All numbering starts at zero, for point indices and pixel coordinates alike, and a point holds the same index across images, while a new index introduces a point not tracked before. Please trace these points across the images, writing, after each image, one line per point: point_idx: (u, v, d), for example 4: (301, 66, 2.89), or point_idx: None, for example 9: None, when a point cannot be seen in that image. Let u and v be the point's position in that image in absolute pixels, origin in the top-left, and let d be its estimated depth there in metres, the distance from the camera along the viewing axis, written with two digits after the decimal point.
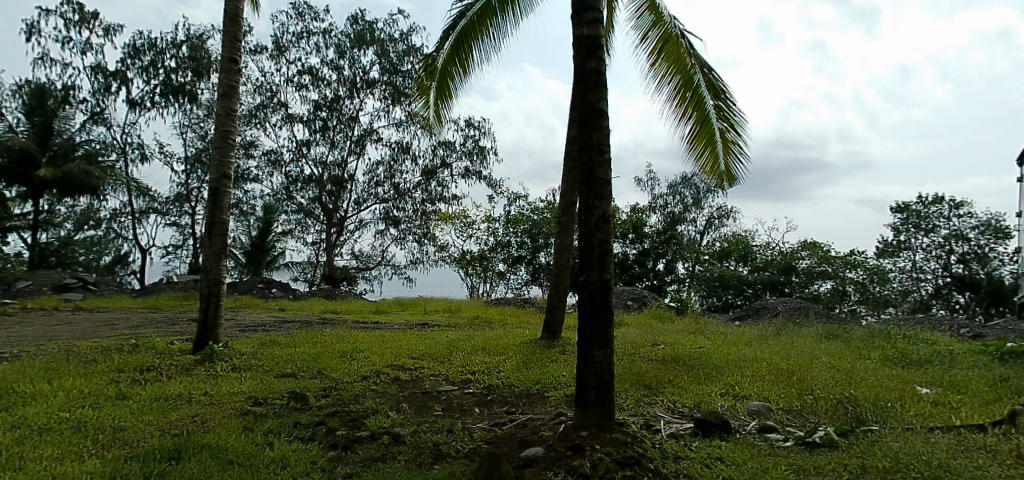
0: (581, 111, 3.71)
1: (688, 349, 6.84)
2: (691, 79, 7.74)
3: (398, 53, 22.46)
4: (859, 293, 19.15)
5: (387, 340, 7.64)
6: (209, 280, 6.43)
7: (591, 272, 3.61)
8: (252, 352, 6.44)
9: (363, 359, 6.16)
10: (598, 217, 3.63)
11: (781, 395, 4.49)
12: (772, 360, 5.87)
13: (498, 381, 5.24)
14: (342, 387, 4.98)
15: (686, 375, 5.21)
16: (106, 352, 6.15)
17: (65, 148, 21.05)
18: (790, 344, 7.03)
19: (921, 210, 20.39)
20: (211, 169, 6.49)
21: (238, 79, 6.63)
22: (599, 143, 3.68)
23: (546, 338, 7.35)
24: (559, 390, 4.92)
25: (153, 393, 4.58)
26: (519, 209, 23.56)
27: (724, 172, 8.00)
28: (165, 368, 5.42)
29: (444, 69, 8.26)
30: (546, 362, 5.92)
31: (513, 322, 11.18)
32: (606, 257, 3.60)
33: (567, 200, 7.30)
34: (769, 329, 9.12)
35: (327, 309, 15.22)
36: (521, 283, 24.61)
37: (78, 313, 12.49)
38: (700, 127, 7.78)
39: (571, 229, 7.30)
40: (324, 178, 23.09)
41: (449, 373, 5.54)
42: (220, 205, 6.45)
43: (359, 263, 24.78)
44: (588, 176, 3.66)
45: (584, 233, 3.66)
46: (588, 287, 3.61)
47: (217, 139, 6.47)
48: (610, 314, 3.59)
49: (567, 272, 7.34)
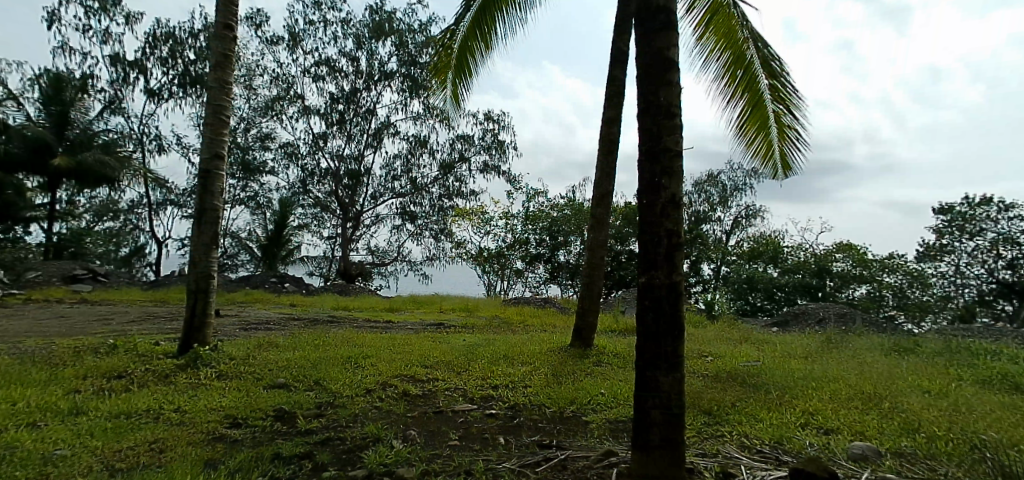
0: (645, 63, 2.87)
1: (742, 363, 5.92)
2: (742, 56, 6.74)
3: (417, 45, 21.70)
4: (897, 299, 17.95)
5: (397, 343, 6.85)
6: (197, 274, 5.66)
7: (656, 273, 2.77)
8: (246, 356, 5.69)
9: (369, 367, 5.37)
10: (666, 201, 2.79)
11: (879, 430, 3.63)
12: (849, 380, 4.92)
13: (525, 399, 4.41)
14: (340, 404, 4.18)
15: (755, 398, 4.33)
16: (80, 353, 5.44)
17: (82, 138, 20.69)
18: (860, 359, 6.04)
19: (967, 211, 19.12)
20: (203, 147, 5.73)
21: (233, 48, 5.86)
22: (668, 103, 2.84)
23: (577, 346, 6.46)
24: (601, 413, 4.08)
25: (115, 409, 3.82)
26: (539, 206, 22.75)
27: (779, 161, 7.13)
28: (140, 376, 4.67)
29: (464, 44, 7.39)
30: (580, 376, 5.08)
31: (535, 323, 10.38)
32: (676, 254, 2.76)
33: (601, 190, 6.46)
34: (821, 339, 8.15)
35: (339, 305, 14.54)
36: (539, 282, 23.80)
37: (78, 307, 11.92)
38: (752, 110, 6.85)
39: (606, 224, 6.44)
40: (340, 171, 22.42)
41: (468, 388, 4.70)
42: (212, 190, 5.69)
43: (375, 259, 24.12)
44: (654, 146, 2.82)
45: (647, 220, 2.81)
46: (653, 292, 2.76)
47: (208, 115, 5.74)
48: (680, 327, 2.75)
49: (602, 271, 6.47)
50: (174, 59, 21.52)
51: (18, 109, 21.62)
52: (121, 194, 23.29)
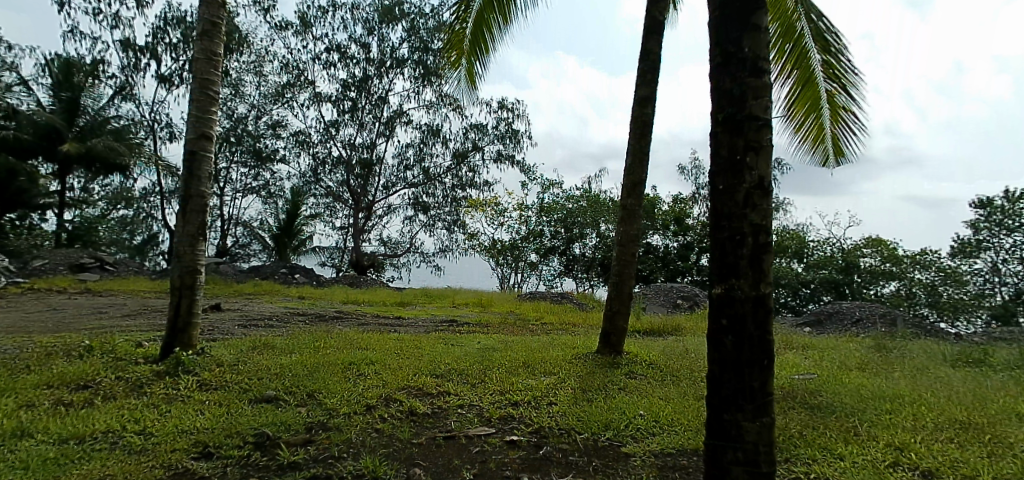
0: (720, 5, 2.19)
1: (796, 375, 5.22)
2: (793, 27, 5.88)
3: (429, 30, 20.96)
4: (929, 296, 16.97)
5: (407, 345, 6.25)
6: (182, 268, 5.05)
7: (739, 281, 2.08)
8: (236, 360, 5.09)
9: (372, 375, 4.75)
10: (751, 187, 2.10)
11: (993, 476, 2.94)
12: (932, 402, 4.19)
13: (550, 420, 3.77)
14: (335, 426, 3.54)
15: (829, 427, 3.64)
16: (51, 355, 4.87)
17: (92, 124, 20.30)
18: (931, 373, 5.29)
19: (1008, 206, 17.99)
20: (189, 126, 5.11)
21: (221, 13, 5.23)
22: (755, 55, 2.14)
23: (605, 354, 5.79)
24: (643, 444, 3.43)
25: (67, 430, 3.21)
26: (553, 197, 22.04)
27: (831, 147, 6.38)
28: (111, 385, 4.10)
29: (481, 17, 6.63)
30: (614, 392, 4.41)
31: (555, 322, 9.73)
32: (763, 256, 2.09)
33: (633, 178, 5.75)
34: (871, 345, 7.41)
35: (349, 298, 13.98)
36: (553, 275, 23.14)
37: (78, 297, 11.47)
38: (802, 89, 6.08)
39: (638, 216, 5.73)
40: (352, 160, 21.84)
41: (484, 406, 4.05)
42: (199, 173, 5.09)
43: (387, 250, 23.57)
44: (736, 114, 2.13)
45: (724, 212, 2.14)
46: (734, 308, 2.08)
47: (193, 90, 5.13)
48: (770, 355, 2.07)
49: (633, 268, 5.75)
50: (187, 44, 21.00)
51: (29, 94, 21.25)
52: (133, 182, 22.92)
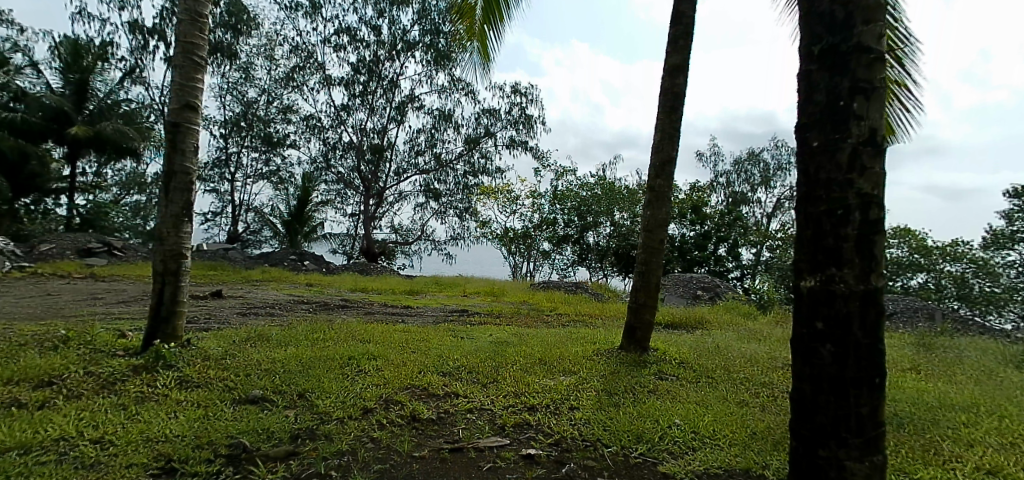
0: None
1: None
2: None
3: (440, 11, 20.31)
4: (958, 288, 16.19)
5: (412, 338, 5.75)
6: (165, 251, 4.59)
7: (844, 270, 1.64)
8: (225, 353, 4.64)
9: (373, 373, 4.27)
10: (856, 149, 1.63)
11: None
12: (1011, 413, 3.61)
13: (576, 429, 3.28)
14: (324, 434, 3.06)
15: (901, 443, 3.11)
16: (23, 346, 4.45)
17: (101, 107, 19.91)
18: (997, 376, 4.73)
19: None
20: (170, 95, 4.61)
21: None
22: None
23: (632, 351, 5.27)
24: (684, 461, 2.92)
25: (13, 438, 2.77)
26: (566, 184, 21.39)
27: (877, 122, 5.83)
28: (78, 383, 3.65)
29: None
30: (645, 396, 3.90)
31: (571, 313, 9.27)
32: (873, 241, 1.63)
33: (661, 156, 5.19)
34: (915, 342, 6.82)
35: (357, 286, 13.56)
36: (566, 264, 22.61)
37: (80, 284, 11.11)
38: None
39: (667, 199, 5.18)
40: (363, 145, 21.35)
41: (497, 411, 3.55)
42: (183, 146, 4.59)
43: (398, 237, 23.14)
44: (837, 48, 1.65)
45: (819, 184, 1.68)
46: (838, 308, 1.64)
47: (176, 57, 4.63)
48: (882, 369, 1.66)
49: (660, 255, 5.20)
50: None
51: (38, 76, 20.88)
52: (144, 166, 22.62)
